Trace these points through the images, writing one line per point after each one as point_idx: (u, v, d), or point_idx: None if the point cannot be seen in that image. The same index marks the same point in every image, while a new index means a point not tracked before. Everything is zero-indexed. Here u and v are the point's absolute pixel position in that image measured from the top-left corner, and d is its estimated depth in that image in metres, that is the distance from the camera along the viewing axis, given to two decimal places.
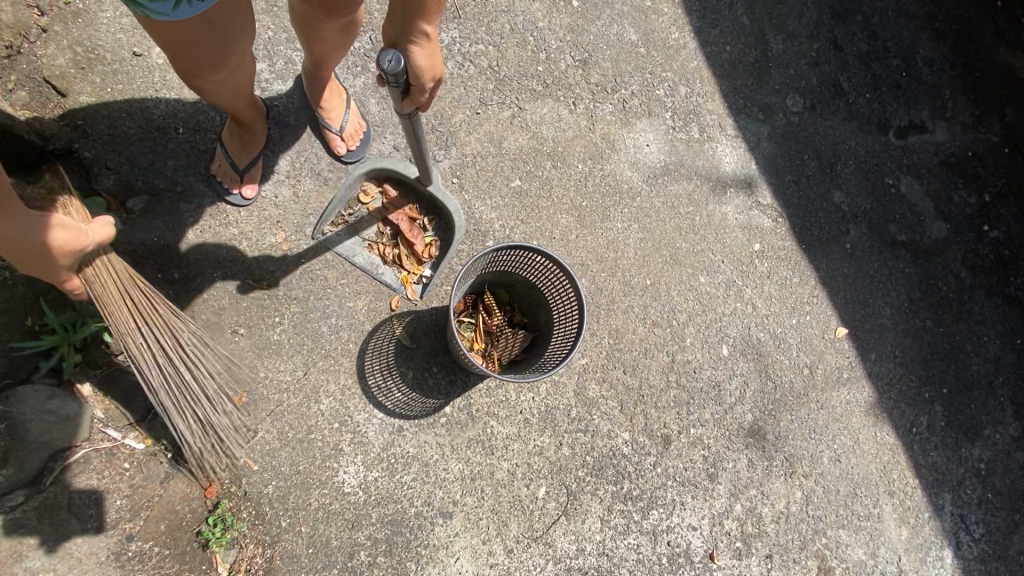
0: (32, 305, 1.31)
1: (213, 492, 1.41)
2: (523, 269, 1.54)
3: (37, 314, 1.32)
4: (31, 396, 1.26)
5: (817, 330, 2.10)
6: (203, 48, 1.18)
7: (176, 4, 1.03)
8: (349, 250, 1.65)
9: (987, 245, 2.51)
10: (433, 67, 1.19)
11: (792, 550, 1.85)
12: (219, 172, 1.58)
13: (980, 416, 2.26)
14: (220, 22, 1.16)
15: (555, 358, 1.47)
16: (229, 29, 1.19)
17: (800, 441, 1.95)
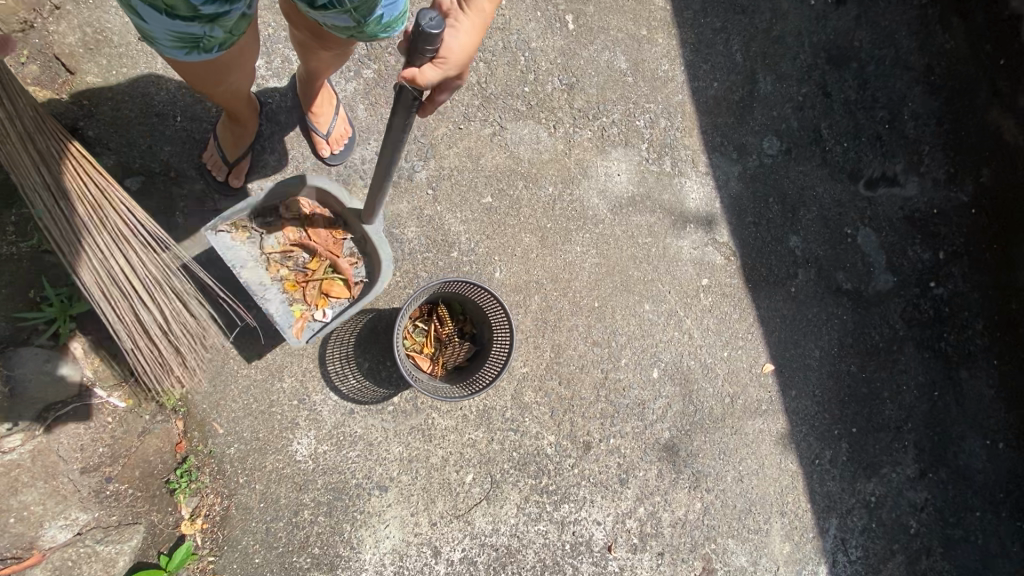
0: (34, 279, 1.51)
1: (184, 447, 1.64)
2: (474, 292, 1.75)
3: (39, 288, 1.52)
4: (31, 359, 1.44)
5: (745, 364, 2.31)
6: (212, 73, 1.31)
7: (188, 52, 1.12)
8: (243, 259, 1.64)
9: (928, 301, 2.69)
10: (463, 62, 1.11)
11: (682, 551, 2.11)
12: (209, 161, 1.72)
13: (881, 455, 2.52)
14: (224, 61, 1.29)
15: (489, 374, 1.70)
16: (232, 64, 1.34)
17: (709, 460, 2.20)
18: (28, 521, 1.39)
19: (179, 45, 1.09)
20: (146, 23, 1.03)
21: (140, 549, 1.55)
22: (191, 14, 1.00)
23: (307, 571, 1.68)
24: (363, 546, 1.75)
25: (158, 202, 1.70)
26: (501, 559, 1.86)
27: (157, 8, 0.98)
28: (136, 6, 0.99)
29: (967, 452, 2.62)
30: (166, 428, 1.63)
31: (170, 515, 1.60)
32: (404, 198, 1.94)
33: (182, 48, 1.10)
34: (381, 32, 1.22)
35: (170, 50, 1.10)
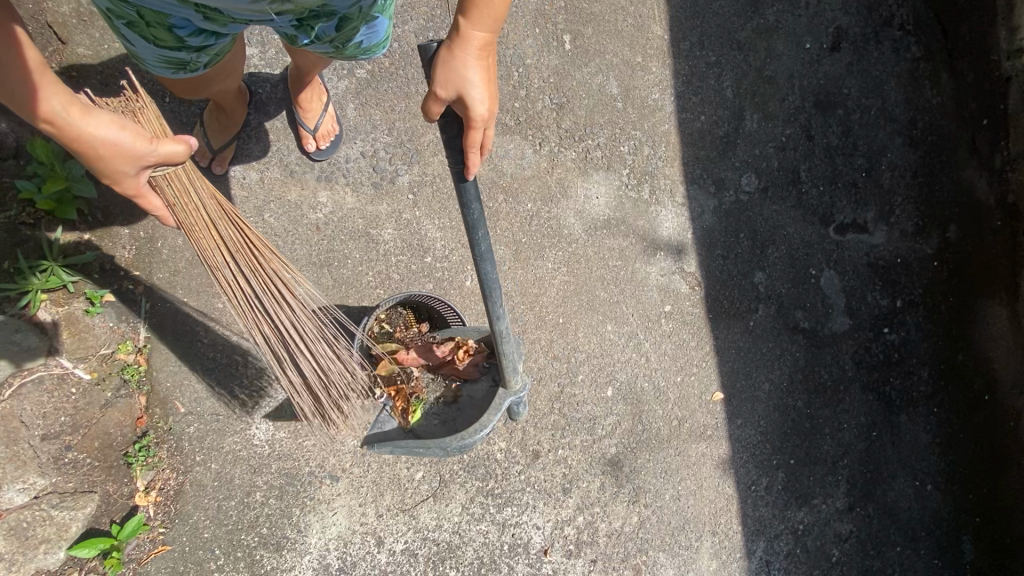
0: (8, 250, 1.53)
1: (143, 423, 1.69)
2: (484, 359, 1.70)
3: (14, 259, 1.55)
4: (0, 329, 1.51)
5: (697, 389, 2.43)
6: (195, 86, 1.50)
7: (174, 71, 1.36)
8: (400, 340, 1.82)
9: (880, 345, 2.82)
10: (457, 81, 1.08)
11: (614, 560, 2.24)
12: (193, 146, 1.78)
13: (814, 487, 2.67)
14: (203, 78, 1.48)
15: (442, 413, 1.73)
16: (212, 76, 1.51)
17: (651, 477, 2.32)
18: None
19: (166, 67, 1.34)
20: (137, 49, 1.26)
21: (92, 517, 1.59)
22: (175, 42, 1.23)
23: (253, 549, 1.75)
24: (309, 531, 1.83)
25: None
26: (441, 553, 1.97)
27: (146, 37, 1.21)
28: (128, 36, 1.22)
29: (896, 491, 2.78)
30: (128, 403, 1.67)
31: (125, 486, 1.64)
32: (385, 200, 1.96)
33: (170, 66, 1.33)
34: (362, 54, 1.48)
35: (158, 69, 1.34)
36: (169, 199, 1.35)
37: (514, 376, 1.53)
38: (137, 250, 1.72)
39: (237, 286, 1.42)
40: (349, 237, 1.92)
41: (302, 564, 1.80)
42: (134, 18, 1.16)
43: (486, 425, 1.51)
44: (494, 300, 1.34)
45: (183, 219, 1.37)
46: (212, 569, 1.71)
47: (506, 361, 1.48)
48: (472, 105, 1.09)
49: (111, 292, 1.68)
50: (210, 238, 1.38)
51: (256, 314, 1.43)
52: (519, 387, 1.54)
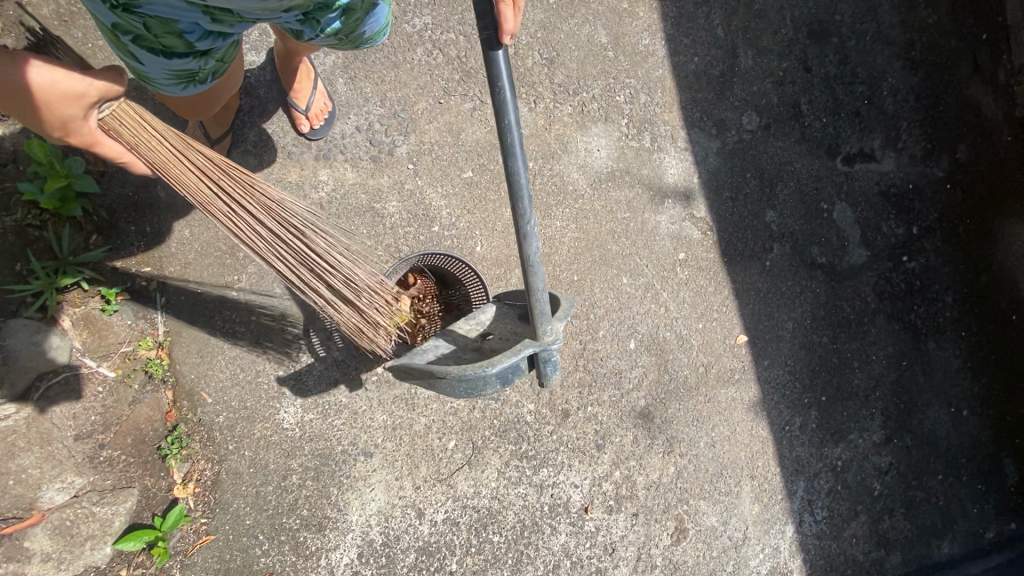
0: (20, 253, 1.53)
1: (173, 416, 1.68)
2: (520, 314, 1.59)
3: (25, 261, 1.55)
4: (21, 329, 1.52)
5: (720, 334, 2.40)
6: (201, 104, 1.50)
7: (185, 88, 1.36)
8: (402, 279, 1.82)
9: (900, 274, 2.77)
10: None
11: (655, 511, 2.24)
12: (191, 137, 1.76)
13: (848, 422, 2.64)
14: (210, 94, 1.48)
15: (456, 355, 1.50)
16: (217, 93, 1.52)
17: (683, 426, 2.31)
18: (27, 483, 1.47)
19: (175, 82, 1.32)
20: (143, 63, 1.22)
21: (134, 511, 1.60)
22: (184, 48, 1.21)
23: (297, 532, 1.76)
24: (350, 508, 1.83)
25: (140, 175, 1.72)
26: (482, 519, 1.97)
27: (154, 50, 1.18)
28: (136, 53, 1.20)
29: (931, 419, 2.74)
30: (155, 398, 1.67)
31: (163, 480, 1.65)
32: (385, 172, 1.94)
33: (177, 77, 1.30)
34: (363, 44, 1.44)
35: (168, 85, 1.32)
36: (129, 142, 1.32)
37: (544, 326, 1.33)
38: (146, 246, 1.71)
39: (231, 214, 1.45)
40: (354, 212, 1.90)
41: (347, 542, 1.81)
42: (141, 30, 1.13)
43: (496, 364, 1.28)
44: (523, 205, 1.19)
45: (153, 158, 1.37)
46: (258, 555, 1.72)
47: (534, 300, 1.30)
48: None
49: (125, 291, 1.68)
50: (188, 172, 1.41)
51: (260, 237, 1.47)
52: (548, 339, 1.33)
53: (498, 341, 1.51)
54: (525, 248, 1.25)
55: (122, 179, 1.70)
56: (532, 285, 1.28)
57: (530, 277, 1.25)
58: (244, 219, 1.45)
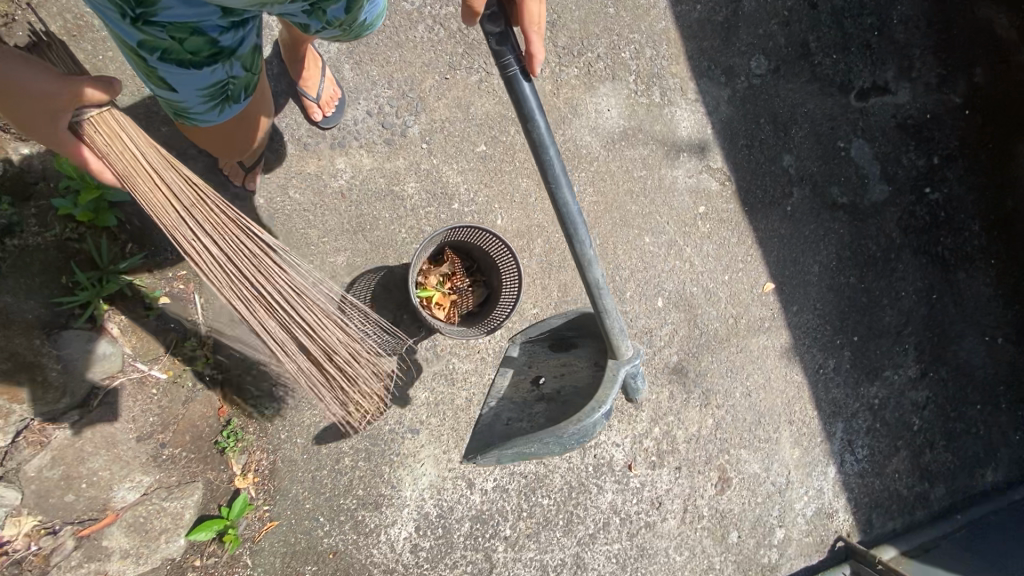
0: (64, 265, 1.55)
1: (226, 411, 1.73)
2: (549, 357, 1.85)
3: (69, 273, 1.56)
4: (76, 339, 1.53)
5: (747, 285, 2.39)
6: (236, 132, 1.54)
7: (215, 109, 1.39)
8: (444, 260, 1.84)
9: (924, 207, 2.73)
10: None
11: (698, 463, 2.28)
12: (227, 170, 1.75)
13: (883, 359, 2.63)
14: (243, 118, 1.52)
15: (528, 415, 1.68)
16: (250, 119, 1.56)
17: (718, 378, 2.33)
18: (99, 484, 1.53)
19: (206, 103, 1.35)
20: (175, 81, 1.25)
21: (201, 503, 1.66)
22: (207, 51, 1.21)
23: (355, 511, 1.82)
24: (403, 484, 1.88)
25: None
26: (531, 484, 2.02)
27: (182, 62, 1.20)
28: (165, 73, 1.22)
29: (966, 350, 2.72)
30: (207, 395, 1.72)
31: (223, 472, 1.71)
32: (400, 154, 1.94)
33: (208, 91, 1.31)
34: (365, 32, 1.44)
35: (199, 107, 1.35)
36: (101, 151, 1.24)
37: (624, 344, 1.50)
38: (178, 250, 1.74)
39: (204, 250, 1.32)
40: (374, 197, 1.91)
41: (403, 517, 1.86)
42: (167, 42, 1.15)
43: (603, 403, 1.46)
44: (581, 242, 1.31)
45: (121, 169, 1.25)
46: (321, 535, 1.78)
47: (611, 324, 1.45)
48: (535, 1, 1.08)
49: (166, 296, 1.72)
50: (158, 195, 1.28)
51: (238, 285, 1.35)
52: (631, 355, 1.50)
53: (552, 381, 1.73)
54: (591, 276, 1.36)
55: None
56: (605, 310, 1.44)
57: (601, 300, 1.38)
58: (221, 259, 1.33)
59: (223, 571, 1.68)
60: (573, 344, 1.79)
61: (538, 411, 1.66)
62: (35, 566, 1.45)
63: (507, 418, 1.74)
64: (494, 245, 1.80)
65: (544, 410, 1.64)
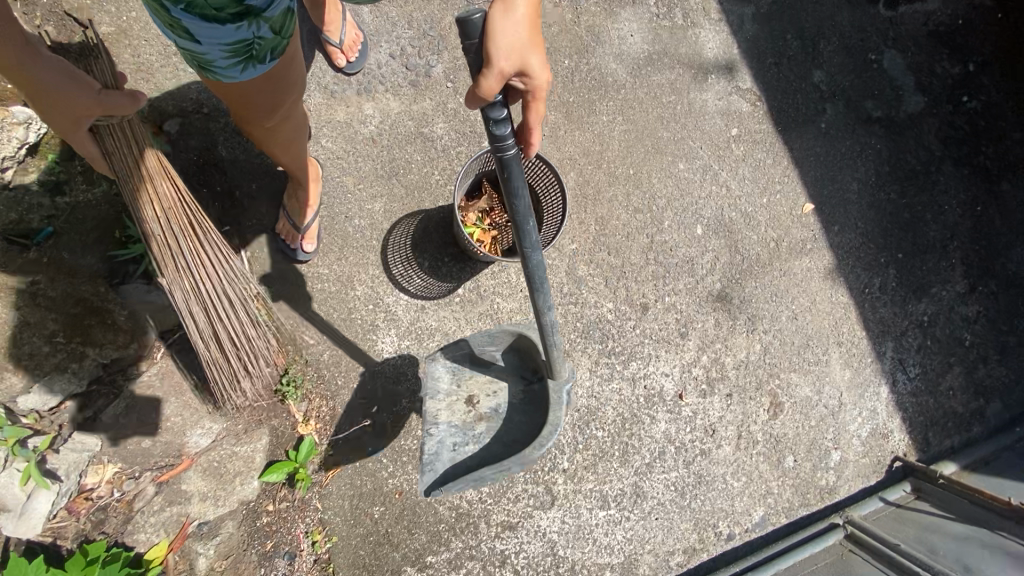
0: (116, 221, 1.59)
1: (283, 360, 1.73)
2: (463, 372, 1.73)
3: (122, 229, 1.60)
4: (134, 292, 1.59)
5: (786, 207, 2.34)
6: (268, 97, 1.33)
7: (243, 67, 1.19)
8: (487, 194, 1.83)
9: (963, 117, 2.62)
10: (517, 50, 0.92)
11: (749, 389, 2.25)
12: (281, 229, 1.76)
13: (930, 276, 2.57)
14: (278, 78, 1.30)
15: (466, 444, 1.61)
16: (284, 86, 1.35)
17: (763, 303, 2.29)
18: (173, 430, 1.62)
19: (233, 62, 1.16)
20: (195, 29, 1.06)
21: (269, 448, 1.71)
22: (233, 9, 1.05)
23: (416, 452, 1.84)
24: None
25: (199, 139, 1.75)
26: (584, 416, 2.03)
27: (206, 15, 1.03)
28: (187, 25, 1.06)
29: (1016, 261, 2.64)
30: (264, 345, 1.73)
31: (287, 419, 1.75)
32: (427, 95, 1.92)
33: (233, 45, 1.12)
34: None
35: (226, 68, 1.17)
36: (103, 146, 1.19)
37: (563, 366, 1.49)
38: (221, 205, 1.76)
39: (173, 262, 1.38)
40: (405, 141, 1.90)
41: None
42: None
43: (555, 425, 1.45)
44: (541, 295, 1.23)
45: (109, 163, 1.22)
46: (386, 476, 1.81)
47: (556, 357, 1.42)
48: (525, 78, 0.97)
49: None
50: (145, 200, 1.29)
51: (201, 295, 1.45)
52: (566, 376, 1.52)
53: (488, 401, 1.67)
54: (544, 318, 1.30)
55: (185, 145, 1.74)
56: (552, 344, 1.38)
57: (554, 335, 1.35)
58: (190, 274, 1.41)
59: (296, 515, 1.73)
60: (495, 356, 1.70)
61: (478, 433, 1.61)
62: (121, 509, 1.56)
63: (452, 444, 1.60)
64: (538, 173, 1.67)
65: (488, 432, 1.61)
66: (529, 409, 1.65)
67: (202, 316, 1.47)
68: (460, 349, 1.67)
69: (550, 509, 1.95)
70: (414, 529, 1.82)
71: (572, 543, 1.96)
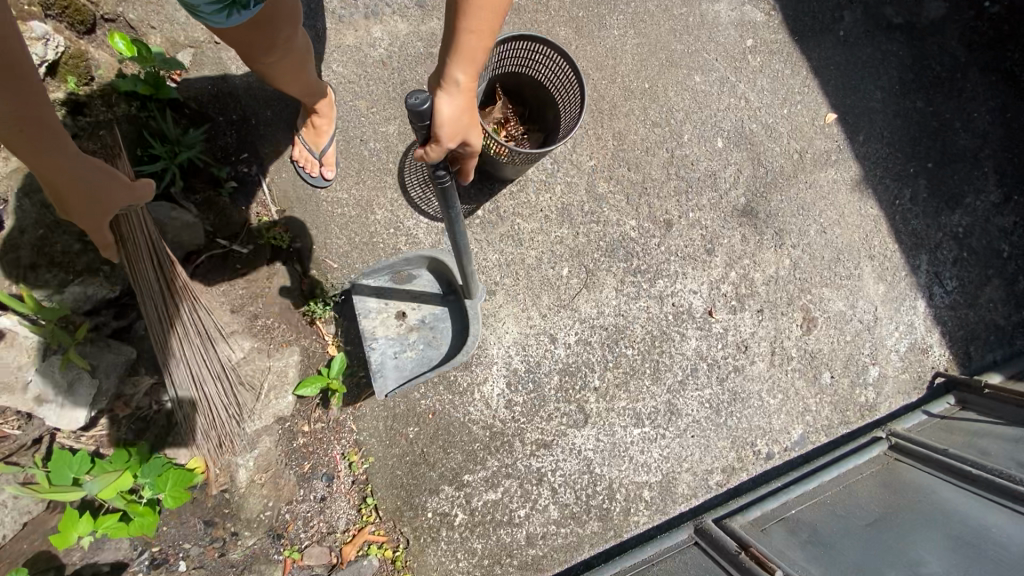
0: (137, 138, 1.56)
1: (308, 284, 1.77)
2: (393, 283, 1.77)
3: (143, 147, 1.57)
4: (159, 208, 1.54)
5: (808, 118, 2.28)
6: (262, 38, 1.33)
7: (228, 15, 1.17)
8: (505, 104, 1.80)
9: (986, 22, 2.52)
10: (461, 131, 1.04)
11: (780, 305, 2.20)
12: (300, 158, 1.75)
13: (963, 186, 2.44)
14: (264, 22, 1.29)
15: (405, 355, 1.75)
16: (277, 23, 1.33)
17: (790, 217, 2.23)
18: None
19: (218, 12, 1.14)
20: None
21: (302, 366, 1.71)
22: None
23: (447, 372, 1.84)
24: (488, 343, 1.90)
25: (212, 69, 1.77)
26: (612, 335, 2.00)
27: None
28: None
29: None
30: (289, 270, 1.75)
31: (316, 342, 1.75)
32: (435, 16, 1.91)
33: None
34: None
35: (211, 14, 1.15)
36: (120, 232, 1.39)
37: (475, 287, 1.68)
38: (238, 133, 1.77)
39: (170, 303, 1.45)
40: (415, 62, 1.88)
41: (494, 375, 1.88)
42: None
43: (472, 334, 1.70)
44: (458, 231, 1.35)
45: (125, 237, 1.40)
46: (418, 397, 1.82)
47: (469, 282, 1.62)
48: (467, 149, 1.10)
49: (234, 179, 1.75)
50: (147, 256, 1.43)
51: (193, 339, 1.49)
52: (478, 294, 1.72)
53: (418, 311, 1.77)
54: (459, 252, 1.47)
55: (198, 75, 1.75)
56: (467, 274, 1.57)
57: (468, 268, 1.54)
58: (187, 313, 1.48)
59: (331, 436, 1.75)
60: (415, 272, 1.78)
61: (414, 342, 1.76)
62: (161, 419, 1.60)
63: (393, 354, 1.74)
64: (557, 74, 1.65)
65: (422, 339, 1.76)
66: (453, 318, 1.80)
67: (192, 362, 1.49)
68: (379, 270, 1.70)
69: (584, 427, 1.94)
70: (449, 449, 1.82)
71: (608, 460, 1.94)
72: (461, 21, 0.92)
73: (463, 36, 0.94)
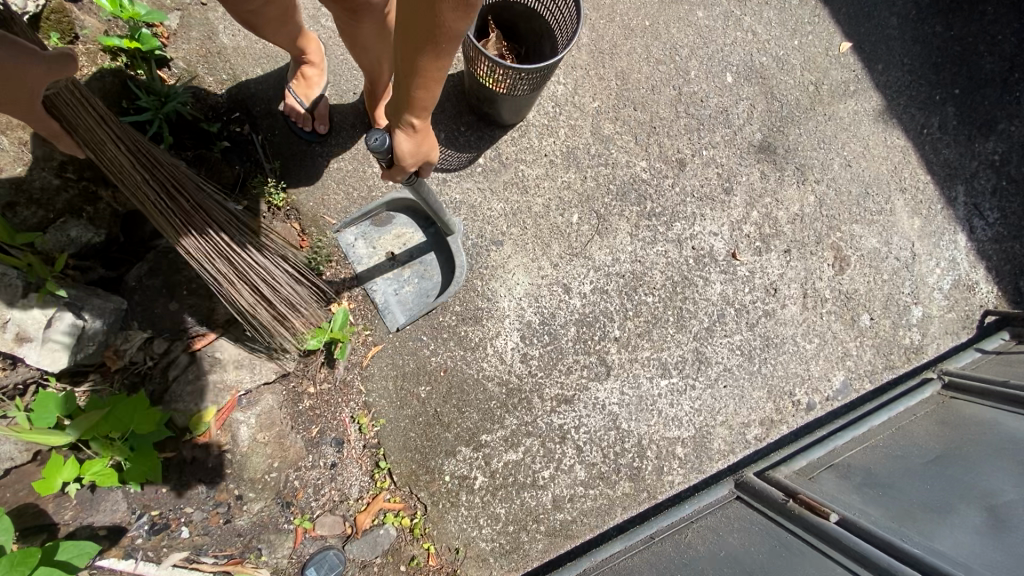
0: (122, 89, 1.55)
1: (308, 243, 1.72)
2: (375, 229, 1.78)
3: (128, 99, 1.55)
4: None
5: (820, 48, 2.17)
6: None
7: None
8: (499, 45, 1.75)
9: None
10: (421, 156, 1.17)
11: (808, 245, 2.05)
12: (291, 112, 1.72)
13: (994, 112, 2.26)
14: None
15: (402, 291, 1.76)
16: None
17: (811, 151, 2.10)
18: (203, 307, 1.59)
19: None
20: None
21: None
22: None
23: (456, 327, 1.74)
24: (499, 297, 1.79)
25: (200, 31, 1.76)
26: (630, 283, 1.88)
27: None
28: None
29: None
30: (287, 229, 1.70)
31: (318, 300, 1.69)
32: None
33: None
34: None
35: None
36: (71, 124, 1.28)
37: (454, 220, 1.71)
38: (228, 92, 1.74)
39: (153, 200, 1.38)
40: None
41: (506, 328, 1.77)
42: None
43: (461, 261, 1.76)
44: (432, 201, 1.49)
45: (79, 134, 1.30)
46: (428, 355, 1.72)
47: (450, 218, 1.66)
48: (429, 163, 1.23)
49: (225, 138, 1.70)
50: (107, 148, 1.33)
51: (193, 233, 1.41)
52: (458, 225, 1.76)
53: (404, 248, 1.78)
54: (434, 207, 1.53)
55: (187, 37, 1.74)
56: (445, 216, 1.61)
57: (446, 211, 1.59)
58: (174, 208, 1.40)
59: (339, 399, 1.66)
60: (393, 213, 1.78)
61: (409, 276, 1.77)
62: (156, 377, 1.50)
63: (393, 291, 1.75)
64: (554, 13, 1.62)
65: (415, 272, 1.77)
66: (439, 247, 1.80)
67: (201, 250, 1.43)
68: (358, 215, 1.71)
69: (606, 379, 1.81)
70: (464, 408, 1.71)
71: (635, 415, 1.81)
72: (410, 86, 0.99)
73: (411, 95, 1.01)
